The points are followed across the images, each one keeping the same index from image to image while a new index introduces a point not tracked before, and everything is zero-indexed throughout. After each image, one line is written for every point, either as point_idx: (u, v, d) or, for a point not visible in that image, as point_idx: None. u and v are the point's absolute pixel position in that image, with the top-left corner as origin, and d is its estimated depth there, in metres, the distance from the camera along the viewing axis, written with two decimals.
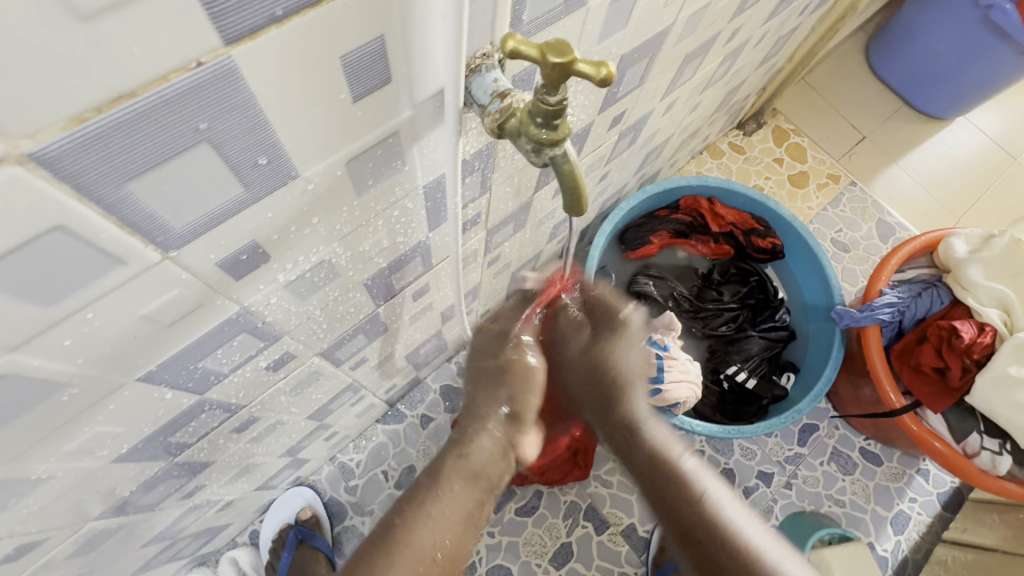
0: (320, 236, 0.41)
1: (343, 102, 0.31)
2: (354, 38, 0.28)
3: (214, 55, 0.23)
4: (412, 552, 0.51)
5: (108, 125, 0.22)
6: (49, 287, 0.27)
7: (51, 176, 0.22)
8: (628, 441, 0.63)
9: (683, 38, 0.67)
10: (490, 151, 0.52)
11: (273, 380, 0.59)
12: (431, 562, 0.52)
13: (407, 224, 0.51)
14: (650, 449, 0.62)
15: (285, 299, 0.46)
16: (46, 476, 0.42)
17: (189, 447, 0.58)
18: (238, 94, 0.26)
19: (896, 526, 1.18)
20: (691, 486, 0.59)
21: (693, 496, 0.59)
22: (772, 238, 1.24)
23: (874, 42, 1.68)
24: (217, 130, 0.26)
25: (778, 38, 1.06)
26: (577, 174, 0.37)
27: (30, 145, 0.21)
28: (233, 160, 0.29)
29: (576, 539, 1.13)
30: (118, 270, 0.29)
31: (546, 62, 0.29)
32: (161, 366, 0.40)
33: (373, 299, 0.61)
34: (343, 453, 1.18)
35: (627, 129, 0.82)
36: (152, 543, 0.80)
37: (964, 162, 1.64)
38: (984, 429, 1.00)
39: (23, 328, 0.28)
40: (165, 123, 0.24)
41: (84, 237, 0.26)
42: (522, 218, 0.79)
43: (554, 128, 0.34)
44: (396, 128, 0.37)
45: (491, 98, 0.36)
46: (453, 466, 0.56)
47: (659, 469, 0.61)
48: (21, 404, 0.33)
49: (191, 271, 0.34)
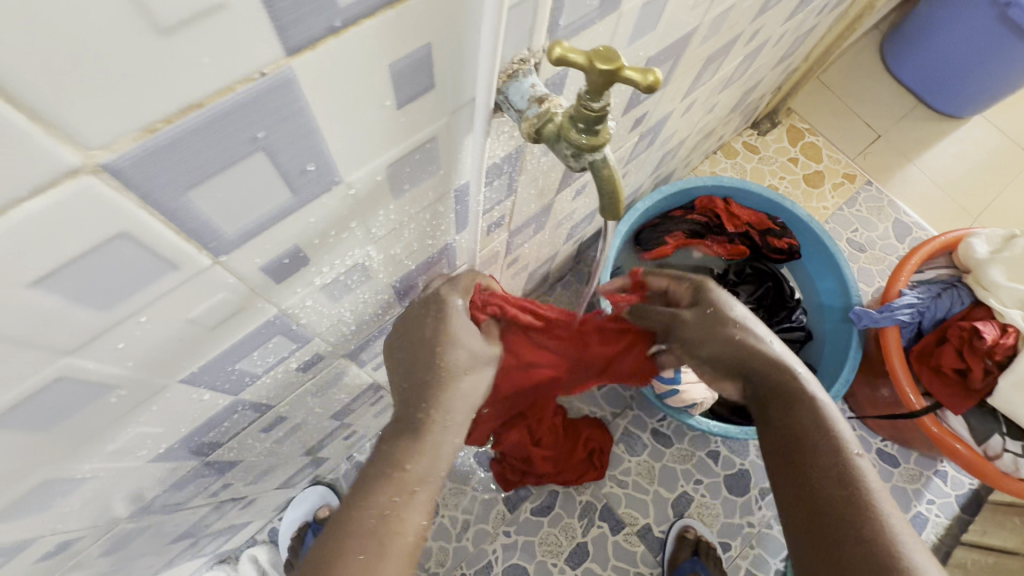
0: (356, 240, 0.42)
1: (388, 108, 0.32)
2: (404, 46, 0.29)
3: (276, 65, 0.24)
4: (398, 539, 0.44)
5: (175, 136, 0.23)
6: (108, 292, 0.28)
7: (121, 185, 0.23)
8: (767, 392, 0.57)
9: (706, 40, 0.67)
10: (519, 154, 0.53)
11: (301, 381, 0.60)
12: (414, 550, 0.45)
13: (436, 227, 0.52)
14: (795, 403, 0.55)
15: (319, 301, 0.46)
16: (89, 475, 0.43)
17: (219, 447, 0.59)
18: (295, 103, 0.26)
19: (914, 528, 1.17)
20: (827, 433, 0.53)
21: (833, 446, 0.52)
22: (788, 238, 1.23)
23: (889, 40, 1.67)
24: (272, 139, 0.27)
25: (796, 37, 1.06)
26: (615, 178, 0.37)
27: (104, 155, 0.21)
28: (284, 168, 0.29)
29: (591, 538, 1.13)
30: (172, 274, 0.30)
31: (592, 69, 0.30)
32: (202, 368, 0.41)
33: (399, 301, 0.62)
34: (360, 452, 1.19)
35: (646, 130, 0.82)
36: (178, 541, 0.81)
37: (981, 161, 1.63)
38: (1006, 430, 0.98)
39: (81, 332, 0.28)
40: (226, 132, 0.24)
41: (144, 243, 0.26)
42: (543, 219, 0.80)
43: (594, 133, 0.34)
44: (435, 133, 0.37)
45: (528, 103, 0.36)
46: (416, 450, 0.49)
47: (805, 426, 0.54)
48: (72, 406, 0.33)
49: (237, 275, 0.34)
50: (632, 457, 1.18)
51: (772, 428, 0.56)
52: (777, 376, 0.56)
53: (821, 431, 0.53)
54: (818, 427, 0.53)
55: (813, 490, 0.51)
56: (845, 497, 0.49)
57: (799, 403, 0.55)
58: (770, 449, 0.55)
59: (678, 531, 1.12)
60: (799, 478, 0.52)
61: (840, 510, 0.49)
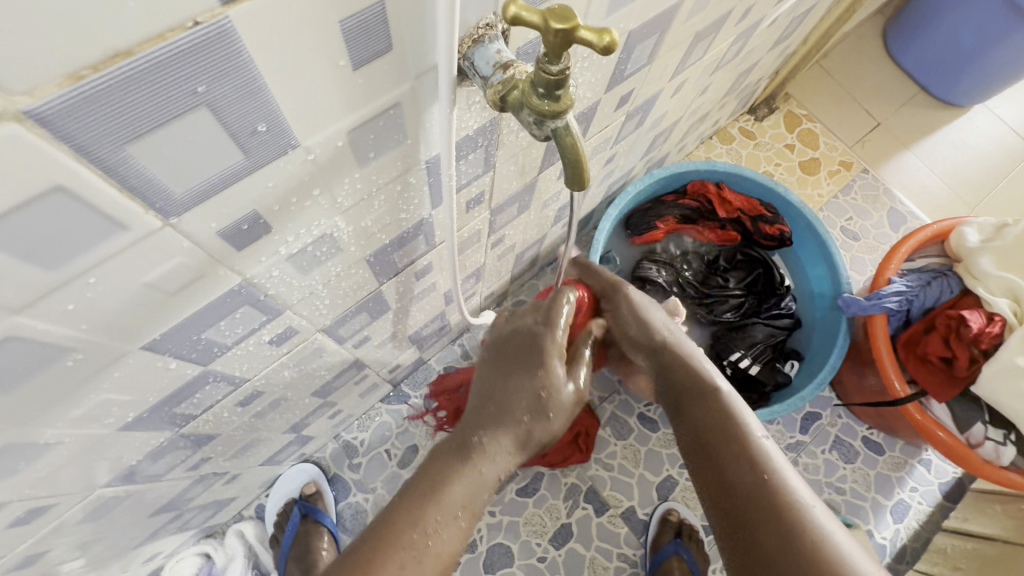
0: (322, 209, 0.42)
1: (343, 69, 0.31)
2: (353, 3, 0.28)
3: (211, 14, 0.23)
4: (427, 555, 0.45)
5: (106, 85, 0.22)
6: (52, 250, 0.27)
7: (50, 134, 0.22)
8: (677, 391, 0.60)
9: (693, 16, 0.66)
10: (494, 127, 0.52)
11: (276, 355, 0.60)
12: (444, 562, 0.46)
13: (409, 201, 0.51)
14: (707, 394, 0.58)
15: (287, 272, 0.46)
16: (54, 441, 0.43)
17: (195, 419, 0.59)
18: (236, 57, 0.25)
19: (896, 515, 1.18)
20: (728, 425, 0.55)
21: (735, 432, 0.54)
22: (780, 225, 1.22)
23: (892, 26, 1.64)
24: (215, 94, 0.26)
25: (792, 19, 1.04)
26: (580, 147, 0.36)
27: (28, 103, 0.21)
28: (232, 127, 0.29)
29: (575, 520, 1.14)
30: (119, 235, 0.29)
31: (548, 29, 0.29)
32: (165, 336, 0.40)
33: (376, 277, 0.61)
34: (348, 431, 1.19)
35: (634, 109, 0.81)
36: (161, 513, 0.82)
37: (981, 151, 1.61)
38: (988, 419, 0.99)
39: (25, 290, 0.28)
40: (163, 84, 0.24)
41: (83, 199, 0.26)
42: (527, 198, 0.79)
43: (556, 99, 0.33)
44: (397, 99, 0.37)
45: (493, 70, 0.35)
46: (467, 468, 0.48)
47: (711, 424, 0.56)
48: (26, 368, 0.33)
49: (192, 239, 0.34)
50: (618, 441, 1.19)
51: (682, 423, 0.58)
52: (684, 384, 0.60)
53: (723, 429, 0.55)
54: (726, 422, 0.55)
55: (729, 489, 0.52)
56: (760, 493, 0.50)
57: (702, 402, 0.58)
58: (691, 451, 0.57)
59: (661, 514, 1.13)
60: (717, 478, 0.53)
61: (758, 510, 0.49)
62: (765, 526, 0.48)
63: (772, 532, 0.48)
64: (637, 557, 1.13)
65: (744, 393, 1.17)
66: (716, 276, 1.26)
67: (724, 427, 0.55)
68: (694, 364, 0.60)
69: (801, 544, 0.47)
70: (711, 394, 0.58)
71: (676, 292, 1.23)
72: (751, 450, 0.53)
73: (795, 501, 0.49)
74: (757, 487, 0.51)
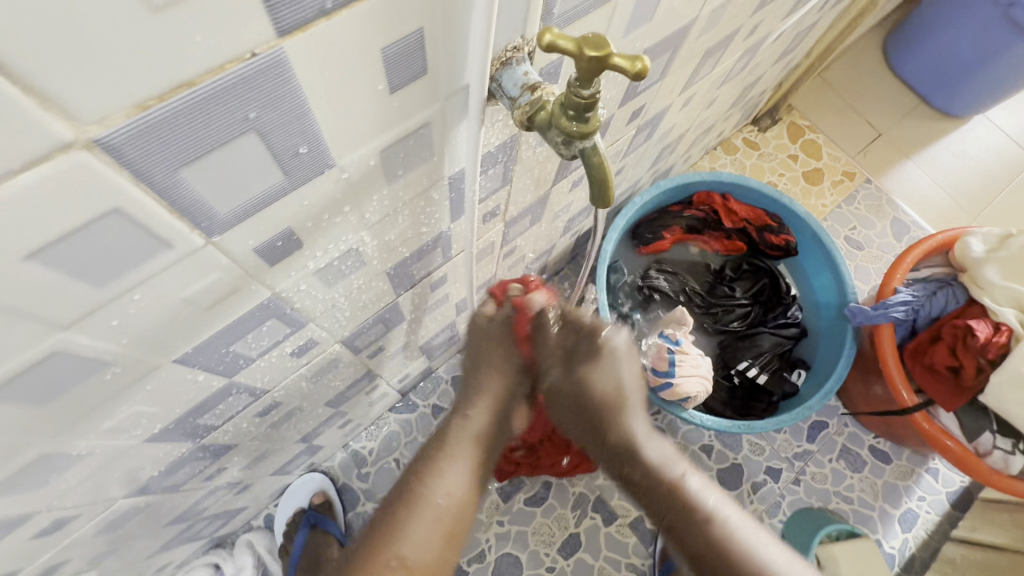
0: (350, 225, 0.43)
1: (381, 93, 0.32)
2: (396, 30, 0.29)
3: (267, 46, 0.24)
4: (425, 506, 0.54)
5: (168, 114, 0.23)
6: (103, 269, 0.28)
7: (113, 160, 0.23)
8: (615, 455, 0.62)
9: (704, 33, 0.67)
10: (514, 143, 0.53)
11: (296, 366, 0.60)
12: (441, 510, 0.54)
13: (431, 215, 0.52)
14: (636, 457, 0.60)
15: (314, 286, 0.47)
16: (85, 452, 0.43)
17: (215, 430, 0.60)
18: (286, 85, 0.26)
19: (904, 524, 1.18)
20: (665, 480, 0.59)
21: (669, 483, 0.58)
22: (785, 235, 1.23)
23: (892, 38, 1.66)
24: (264, 119, 0.27)
25: (796, 33, 1.06)
26: (606, 166, 0.37)
27: (97, 131, 0.22)
28: (276, 149, 0.30)
29: (584, 530, 1.14)
30: (166, 253, 0.30)
31: (582, 55, 0.30)
32: (196, 349, 0.41)
33: (394, 289, 0.62)
34: (356, 441, 1.19)
35: (644, 123, 0.82)
36: (174, 523, 0.82)
37: (982, 161, 1.62)
38: (997, 428, 0.99)
39: (76, 307, 0.29)
40: (219, 112, 0.25)
41: (137, 220, 0.27)
42: (540, 210, 0.80)
43: (585, 121, 0.34)
44: (428, 118, 0.38)
45: (521, 91, 0.37)
46: (455, 429, 0.58)
47: (648, 482, 0.59)
48: (67, 382, 0.34)
49: (230, 256, 0.35)
50: None
51: (628, 485, 0.62)
52: (618, 446, 0.61)
53: (664, 488, 0.59)
54: (664, 480, 0.59)
55: (686, 543, 0.57)
56: (708, 544, 0.56)
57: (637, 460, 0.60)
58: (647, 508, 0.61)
59: None
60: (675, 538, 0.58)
61: (711, 561, 0.55)
62: (721, 572, 0.55)
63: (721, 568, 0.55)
64: (645, 567, 1.12)
65: (751, 402, 1.17)
66: (722, 285, 1.27)
67: (666, 486, 0.59)
68: (627, 425, 0.61)
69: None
70: (647, 457, 0.60)
71: (683, 302, 1.25)
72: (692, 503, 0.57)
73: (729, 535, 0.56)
74: (704, 538, 0.56)
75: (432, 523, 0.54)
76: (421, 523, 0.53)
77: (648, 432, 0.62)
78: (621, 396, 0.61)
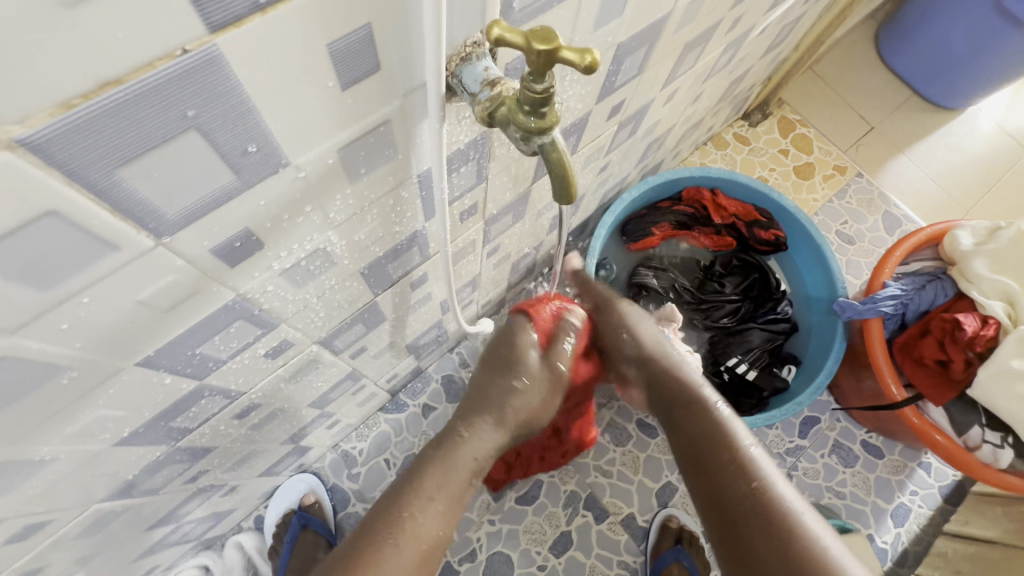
0: (314, 224, 0.42)
1: (332, 90, 0.31)
2: (340, 26, 0.28)
3: (199, 42, 0.23)
4: (409, 538, 0.51)
5: (96, 112, 0.23)
6: (46, 271, 0.28)
7: (41, 161, 0.23)
8: (672, 402, 0.62)
9: (682, 27, 0.67)
10: (486, 140, 0.52)
11: (272, 367, 0.60)
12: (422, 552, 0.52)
13: (402, 214, 0.52)
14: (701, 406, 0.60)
15: (281, 287, 0.46)
16: (50, 457, 0.43)
17: (191, 432, 0.59)
18: (225, 82, 0.26)
19: (897, 519, 1.18)
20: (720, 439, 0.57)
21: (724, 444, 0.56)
22: (774, 230, 1.23)
23: (883, 31, 1.65)
24: (205, 117, 0.27)
25: (782, 27, 1.05)
26: (566, 163, 0.36)
27: (19, 131, 0.21)
28: (221, 147, 0.29)
29: (575, 528, 1.14)
30: (113, 255, 0.30)
31: (531, 49, 0.29)
32: (159, 352, 0.41)
33: (371, 288, 0.62)
34: (346, 441, 1.19)
35: (627, 118, 0.82)
36: (159, 526, 0.82)
37: (974, 153, 1.62)
38: (986, 422, 0.99)
39: (19, 311, 0.29)
40: (153, 110, 0.24)
41: (76, 221, 0.26)
42: (521, 208, 0.79)
43: (541, 115, 0.34)
44: (387, 116, 0.37)
45: (480, 87, 0.36)
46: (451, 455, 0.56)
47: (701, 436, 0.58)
48: (21, 387, 0.34)
49: (185, 257, 0.34)
50: (617, 448, 1.19)
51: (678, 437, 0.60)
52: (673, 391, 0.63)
53: (718, 438, 0.57)
54: (717, 433, 0.57)
55: (720, 492, 0.54)
56: (745, 499, 0.52)
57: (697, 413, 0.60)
58: (684, 463, 0.59)
59: (661, 521, 1.13)
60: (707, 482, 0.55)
61: (749, 511, 0.52)
62: (757, 528, 0.51)
63: (763, 537, 0.50)
64: (637, 565, 1.12)
65: (741, 398, 1.17)
66: (712, 281, 1.27)
67: (714, 437, 0.57)
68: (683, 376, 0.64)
69: (794, 543, 0.49)
70: (699, 404, 0.60)
71: (672, 298, 1.24)
72: (739, 453, 0.55)
73: (788, 509, 0.51)
74: (742, 487, 0.53)
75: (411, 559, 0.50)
76: (402, 552, 0.50)
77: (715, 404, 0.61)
78: (658, 349, 0.67)
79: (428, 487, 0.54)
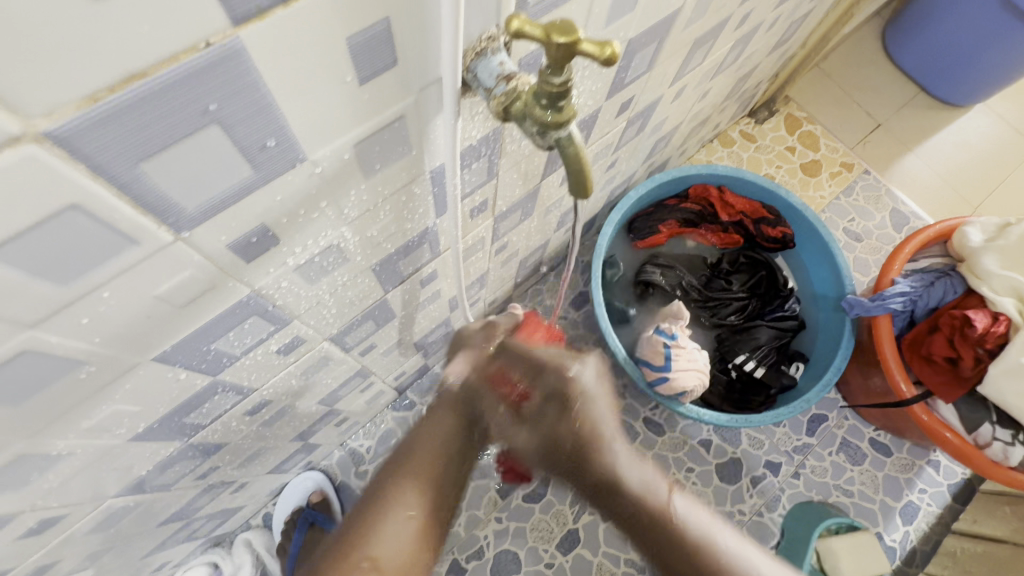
0: (328, 220, 0.42)
1: (350, 84, 0.31)
2: (360, 19, 0.28)
3: (222, 35, 0.23)
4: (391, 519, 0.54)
5: (121, 105, 0.23)
6: (67, 265, 0.28)
7: (66, 154, 0.23)
8: (600, 484, 0.60)
9: (692, 23, 0.67)
10: (497, 136, 0.52)
11: (284, 364, 0.60)
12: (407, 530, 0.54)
13: (414, 210, 0.52)
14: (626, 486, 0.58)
15: (295, 283, 0.46)
16: (66, 451, 0.43)
17: (203, 429, 0.60)
18: (246, 76, 0.26)
19: (905, 517, 1.17)
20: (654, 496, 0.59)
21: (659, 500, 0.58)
22: (782, 227, 1.22)
23: (891, 27, 1.65)
24: (226, 112, 0.27)
25: (789, 23, 1.04)
26: (583, 156, 0.37)
27: (47, 124, 0.21)
28: (241, 142, 0.29)
29: (582, 525, 1.14)
30: (132, 249, 0.30)
31: (550, 42, 0.29)
32: (175, 347, 0.41)
33: (382, 285, 0.62)
34: (354, 439, 1.19)
35: (635, 115, 0.81)
36: (169, 523, 0.82)
37: (982, 150, 1.61)
38: (996, 419, 0.98)
39: (41, 305, 0.29)
40: (176, 104, 0.25)
41: (98, 215, 0.27)
42: (530, 205, 0.79)
43: (559, 109, 0.34)
44: (402, 111, 0.37)
45: (496, 81, 0.36)
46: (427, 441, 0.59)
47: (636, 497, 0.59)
48: (40, 382, 0.34)
49: (203, 252, 0.34)
50: None
51: (616, 517, 0.60)
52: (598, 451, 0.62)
53: (660, 520, 0.57)
54: (657, 515, 0.57)
55: (674, 558, 0.57)
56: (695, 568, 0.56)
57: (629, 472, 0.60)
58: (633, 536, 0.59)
59: None
60: (658, 554, 0.57)
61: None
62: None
63: None
64: (644, 562, 1.12)
65: (749, 396, 1.16)
66: (719, 279, 1.26)
67: (656, 513, 0.57)
68: (607, 457, 0.60)
69: None
70: (630, 488, 0.58)
71: (679, 296, 1.23)
72: (685, 530, 0.57)
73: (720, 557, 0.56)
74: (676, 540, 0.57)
75: (397, 537, 0.54)
76: (387, 532, 0.54)
77: (642, 470, 0.60)
78: (602, 431, 0.60)
79: (405, 471, 0.57)
